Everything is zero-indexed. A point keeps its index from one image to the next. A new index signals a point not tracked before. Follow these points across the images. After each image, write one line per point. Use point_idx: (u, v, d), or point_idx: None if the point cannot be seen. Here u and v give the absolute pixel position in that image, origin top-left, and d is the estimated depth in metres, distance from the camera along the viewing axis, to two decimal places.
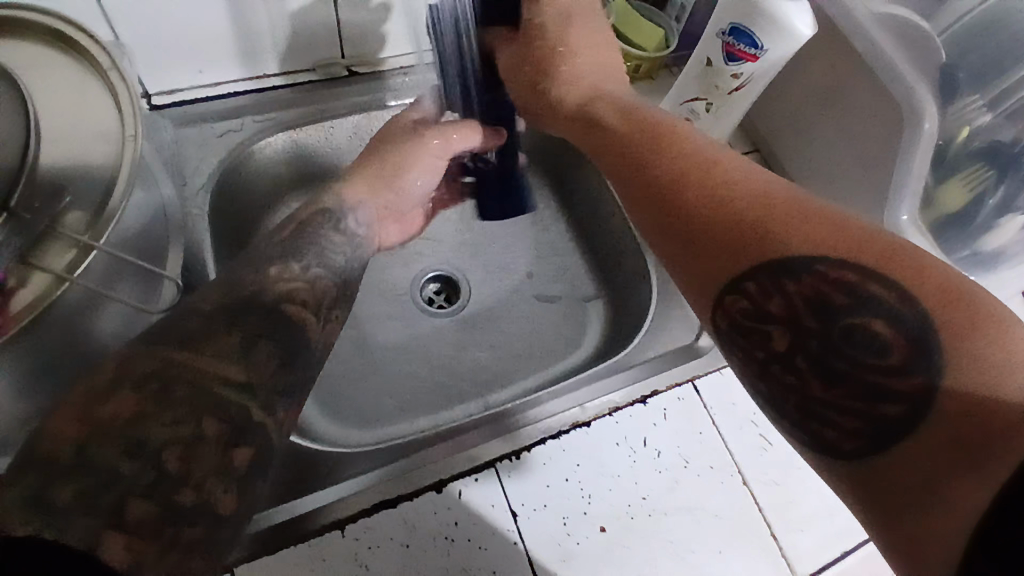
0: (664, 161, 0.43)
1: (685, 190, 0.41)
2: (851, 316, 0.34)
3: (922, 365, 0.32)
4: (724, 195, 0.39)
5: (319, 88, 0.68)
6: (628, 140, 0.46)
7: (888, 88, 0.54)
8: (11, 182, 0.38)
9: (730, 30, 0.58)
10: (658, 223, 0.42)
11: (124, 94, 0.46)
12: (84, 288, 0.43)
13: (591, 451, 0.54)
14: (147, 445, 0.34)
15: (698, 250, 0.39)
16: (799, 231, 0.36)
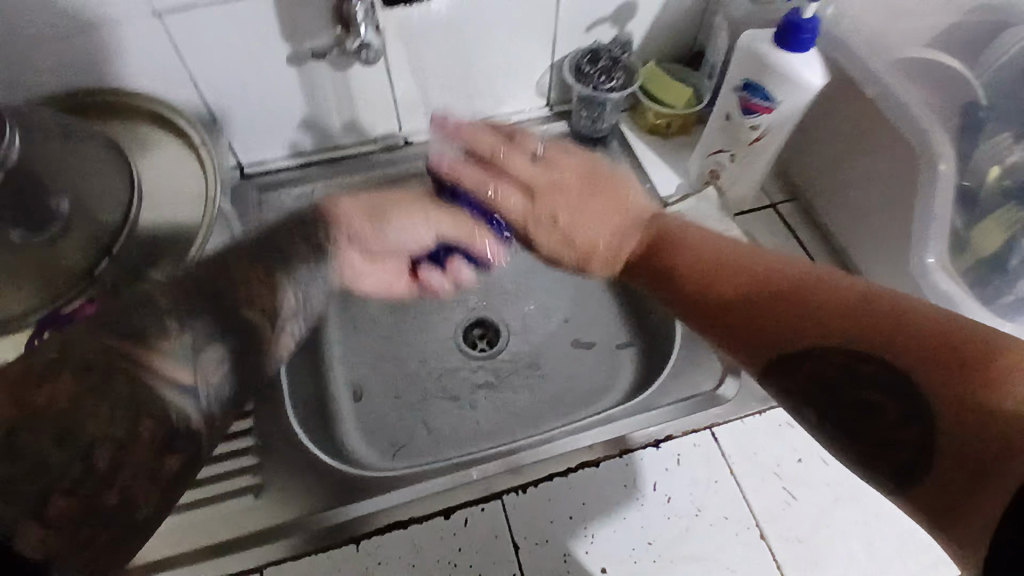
0: (698, 274, 0.48)
1: (760, 296, 0.45)
2: (849, 386, 0.40)
3: (919, 415, 0.36)
4: (755, 283, 0.45)
5: (380, 155, 0.78)
6: (694, 269, 0.49)
7: (901, 129, 0.54)
8: (114, 238, 0.52)
9: (743, 86, 0.60)
10: (735, 324, 0.46)
11: (211, 169, 0.59)
12: None
13: (598, 493, 0.55)
14: (79, 437, 0.36)
15: (772, 340, 0.43)
16: (822, 309, 0.42)
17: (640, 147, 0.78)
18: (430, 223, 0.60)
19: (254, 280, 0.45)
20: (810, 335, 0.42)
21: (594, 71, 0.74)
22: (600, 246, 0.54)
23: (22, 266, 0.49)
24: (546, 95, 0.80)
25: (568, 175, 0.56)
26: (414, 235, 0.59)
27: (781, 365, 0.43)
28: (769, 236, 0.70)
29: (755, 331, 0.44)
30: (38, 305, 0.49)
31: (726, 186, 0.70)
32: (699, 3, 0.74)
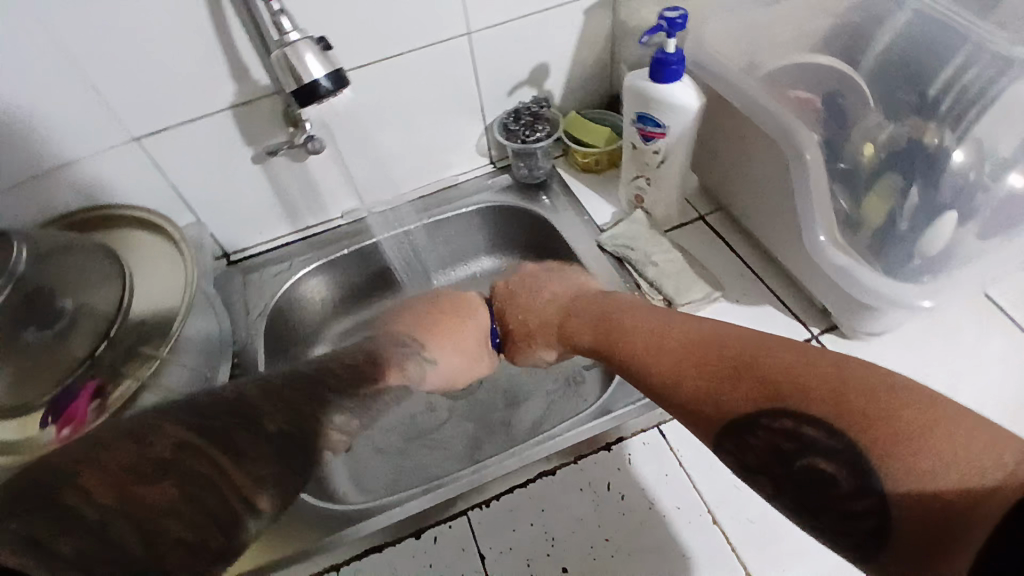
0: (651, 349, 0.47)
1: (710, 360, 0.42)
2: (803, 456, 0.37)
3: (871, 485, 0.34)
4: (709, 354, 0.43)
5: (349, 229, 0.88)
6: (650, 339, 0.48)
7: (770, 132, 0.62)
8: (110, 320, 0.62)
9: (637, 118, 0.69)
10: (686, 389, 0.43)
11: (190, 258, 0.69)
12: (155, 392, 0.63)
13: (554, 500, 0.59)
14: (165, 531, 0.34)
15: (722, 404, 0.41)
16: (771, 376, 0.39)
17: (577, 185, 0.86)
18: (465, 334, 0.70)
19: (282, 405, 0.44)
20: (759, 398, 0.39)
21: (519, 127, 0.84)
22: (537, 314, 0.66)
23: (35, 362, 0.57)
24: (487, 154, 0.90)
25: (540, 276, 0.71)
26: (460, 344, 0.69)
27: (734, 434, 0.40)
28: (699, 244, 0.76)
29: (705, 401, 0.42)
30: (49, 389, 0.58)
31: (650, 208, 0.77)
32: (603, 56, 0.84)
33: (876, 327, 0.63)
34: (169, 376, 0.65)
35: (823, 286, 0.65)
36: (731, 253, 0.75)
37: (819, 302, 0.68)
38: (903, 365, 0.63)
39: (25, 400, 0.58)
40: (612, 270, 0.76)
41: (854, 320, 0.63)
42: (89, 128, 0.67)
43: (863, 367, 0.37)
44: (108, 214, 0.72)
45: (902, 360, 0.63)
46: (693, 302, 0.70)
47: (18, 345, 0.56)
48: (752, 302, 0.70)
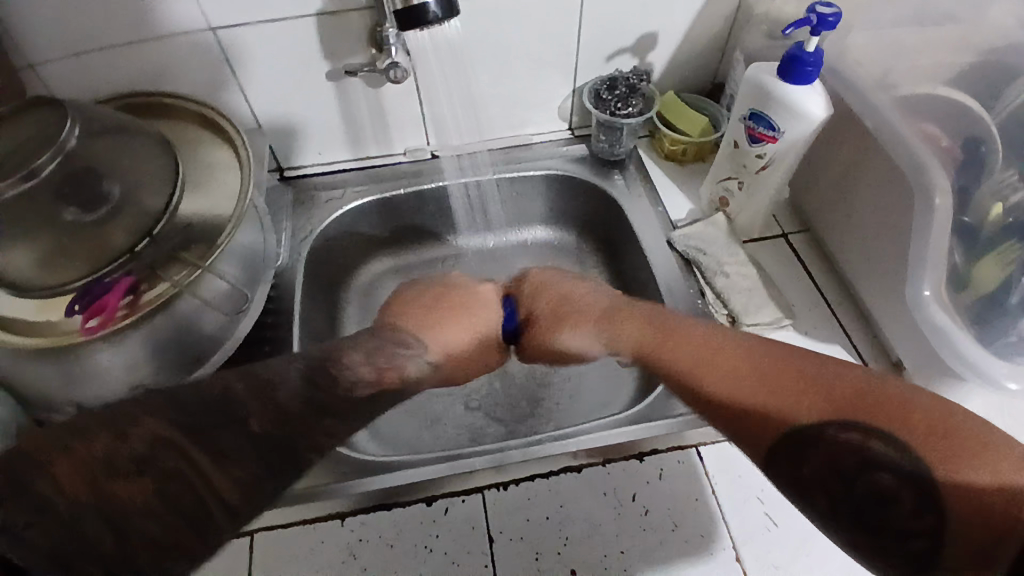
0: (719, 357, 0.47)
1: (783, 378, 0.43)
2: (863, 471, 0.37)
3: (928, 496, 0.35)
4: (759, 377, 0.44)
5: (409, 167, 0.84)
6: (719, 349, 0.48)
7: (900, 164, 0.57)
8: (159, 216, 0.58)
9: (749, 115, 0.63)
10: (755, 400, 0.43)
11: (247, 168, 0.66)
12: (193, 299, 0.62)
13: (574, 498, 0.56)
14: (127, 528, 0.35)
15: (790, 416, 0.41)
16: (817, 404, 0.40)
17: (656, 172, 0.81)
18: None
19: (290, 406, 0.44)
20: (830, 415, 0.40)
21: (612, 97, 0.77)
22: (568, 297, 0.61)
23: (73, 246, 0.54)
24: (568, 119, 0.84)
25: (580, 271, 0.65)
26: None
27: (796, 445, 0.40)
28: (776, 263, 0.71)
29: (777, 413, 0.42)
30: (80, 275, 0.55)
31: (734, 213, 0.72)
32: (720, 38, 0.77)
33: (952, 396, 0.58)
34: (206, 288, 0.63)
35: (907, 339, 0.59)
36: (809, 280, 0.70)
37: (895, 354, 0.62)
38: None
39: (50, 281, 0.55)
40: (678, 270, 0.71)
41: (929, 383, 0.58)
42: (170, 10, 0.63)
43: (923, 394, 0.40)
44: (168, 102, 0.69)
45: None
46: (759, 324, 0.65)
47: (56, 227, 0.54)
48: (821, 338, 0.65)
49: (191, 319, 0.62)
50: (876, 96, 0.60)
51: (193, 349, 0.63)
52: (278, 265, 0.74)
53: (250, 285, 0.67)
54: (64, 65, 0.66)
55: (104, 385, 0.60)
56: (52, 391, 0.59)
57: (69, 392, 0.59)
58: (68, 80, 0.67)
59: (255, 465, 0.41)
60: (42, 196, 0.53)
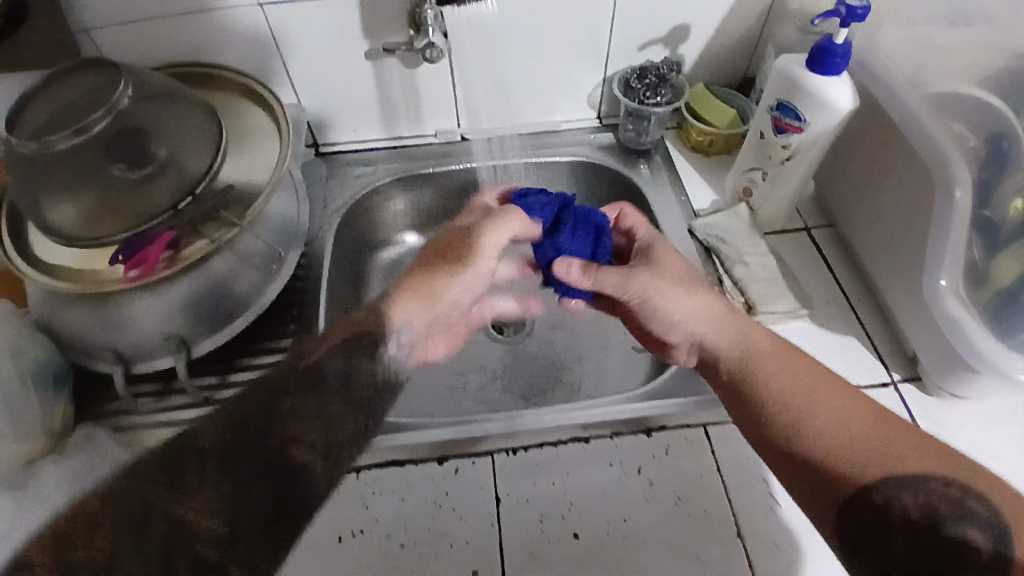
0: (827, 380, 0.49)
1: (884, 417, 0.47)
2: (950, 521, 0.42)
3: (1008, 556, 0.39)
4: (855, 425, 0.46)
5: (439, 148, 0.86)
6: (821, 372, 0.50)
7: (924, 156, 0.58)
8: (202, 177, 0.62)
9: (776, 106, 0.64)
10: (859, 428, 0.46)
11: (287, 139, 0.69)
12: (227, 259, 0.64)
13: (580, 467, 0.58)
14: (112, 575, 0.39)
15: (894, 452, 0.45)
16: (915, 459, 0.44)
17: (682, 162, 0.82)
18: (447, 338, 0.66)
19: (305, 414, 0.48)
20: (930, 464, 0.44)
21: (641, 86, 0.79)
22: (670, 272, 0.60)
23: (119, 200, 0.58)
24: (596, 108, 0.86)
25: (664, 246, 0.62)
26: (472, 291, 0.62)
27: (892, 479, 0.44)
28: (796, 255, 0.71)
29: (881, 445, 0.45)
30: (121, 229, 0.58)
31: (757, 205, 0.73)
32: (751, 32, 0.78)
33: (966, 392, 0.58)
34: (241, 248, 0.66)
35: (923, 333, 0.59)
36: (828, 273, 0.70)
37: (911, 350, 0.62)
38: (981, 441, 0.58)
39: (95, 233, 0.58)
40: (697, 257, 0.72)
41: (943, 377, 0.58)
42: None
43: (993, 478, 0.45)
44: (215, 74, 0.73)
45: (980, 433, 0.58)
46: (775, 313, 0.66)
47: (105, 180, 0.58)
48: (837, 330, 0.66)
49: (227, 277, 0.65)
50: (905, 91, 0.61)
51: (225, 305, 0.66)
52: (309, 234, 0.77)
53: (281, 251, 0.70)
54: (122, 32, 0.70)
55: (141, 334, 0.62)
56: (91, 338, 0.62)
57: (107, 338, 0.62)
58: (125, 47, 0.72)
59: (228, 487, 0.44)
60: (92, 150, 0.58)
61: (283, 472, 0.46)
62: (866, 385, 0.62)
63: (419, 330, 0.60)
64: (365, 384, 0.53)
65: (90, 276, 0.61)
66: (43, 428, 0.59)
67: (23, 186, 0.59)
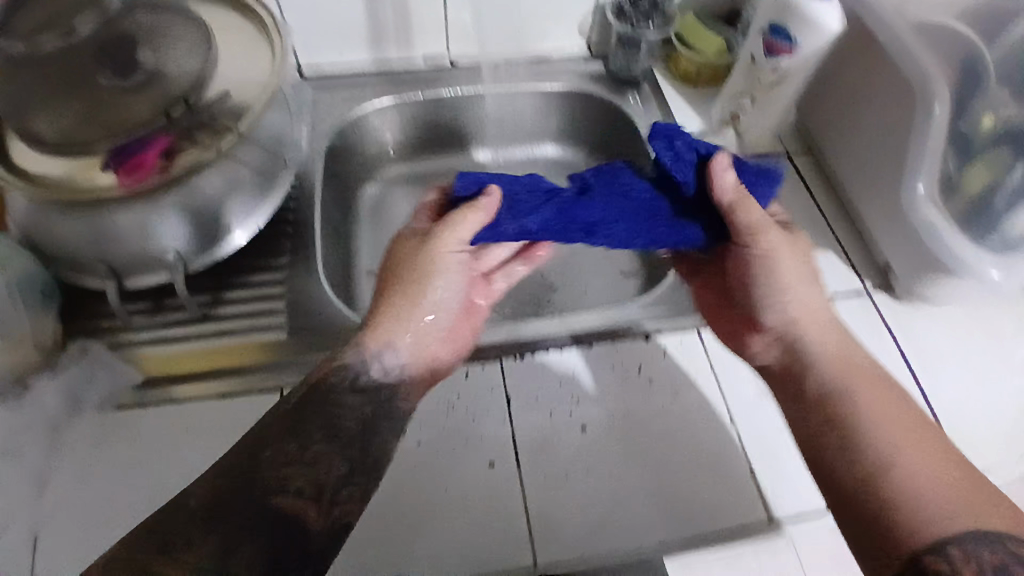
0: (913, 420, 0.48)
1: (963, 473, 0.45)
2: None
3: None
4: (933, 466, 0.45)
5: (428, 73, 0.85)
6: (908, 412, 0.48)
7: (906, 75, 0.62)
8: (193, 85, 0.60)
9: (769, 29, 0.66)
10: (936, 470, 0.45)
11: (280, 49, 0.66)
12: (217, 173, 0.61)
13: (584, 368, 0.61)
14: None
15: (968, 500, 0.43)
16: (989, 514, 0.43)
17: (669, 92, 0.83)
18: (441, 320, 0.58)
19: (285, 459, 0.47)
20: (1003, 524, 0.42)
21: (632, 12, 0.80)
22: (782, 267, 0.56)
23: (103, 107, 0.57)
24: (586, 37, 0.86)
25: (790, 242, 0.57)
26: (457, 285, 0.60)
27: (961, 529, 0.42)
28: (779, 179, 0.75)
29: (953, 492, 0.44)
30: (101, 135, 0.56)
31: (744, 130, 0.76)
32: None
33: (932, 293, 0.63)
34: (233, 163, 0.63)
35: (897, 244, 0.64)
36: (808, 195, 0.74)
37: (881, 261, 0.68)
38: (945, 341, 0.63)
39: (77, 138, 0.56)
40: None
41: (914, 283, 0.64)
42: None
43: None
44: None
45: (940, 332, 0.64)
46: None
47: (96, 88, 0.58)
48: (816, 245, 0.70)
49: (219, 192, 0.62)
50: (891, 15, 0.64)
51: (215, 221, 0.63)
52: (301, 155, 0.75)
53: (275, 169, 0.67)
54: None
55: (131, 248, 0.60)
56: (78, 252, 0.59)
57: (97, 252, 0.59)
58: None
59: (217, 541, 0.43)
60: None
61: (270, 525, 0.45)
62: (844, 293, 0.66)
63: (408, 350, 0.56)
64: (348, 418, 0.51)
65: (66, 184, 0.56)
66: (35, 341, 0.58)
67: (13, 92, 0.57)
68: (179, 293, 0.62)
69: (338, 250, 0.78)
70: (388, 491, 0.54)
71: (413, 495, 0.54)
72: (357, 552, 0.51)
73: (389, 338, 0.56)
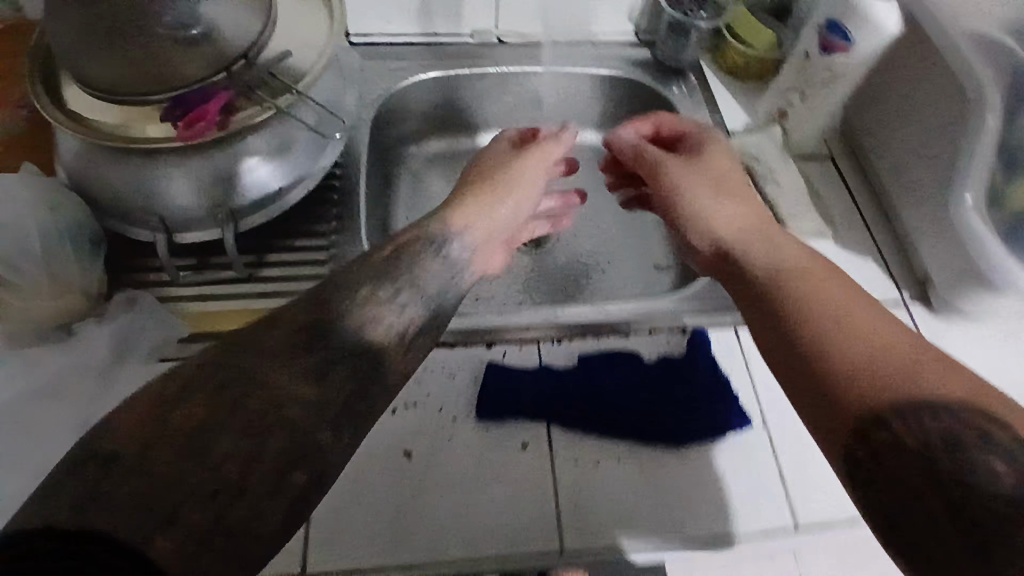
0: (823, 286, 0.46)
1: (897, 344, 0.42)
2: (974, 455, 0.36)
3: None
4: (879, 342, 0.41)
5: (473, 49, 0.84)
6: (816, 271, 0.48)
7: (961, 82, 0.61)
8: (255, 43, 0.60)
9: (826, 24, 0.66)
10: (873, 345, 0.41)
11: (338, 16, 0.65)
12: (269, 131, 0.61)
13: (619, 358, 0.60)
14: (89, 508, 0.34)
15: (889, 350, 0.41)
16: (936, 374, 0.40)
17: (717, 83, 0.82)
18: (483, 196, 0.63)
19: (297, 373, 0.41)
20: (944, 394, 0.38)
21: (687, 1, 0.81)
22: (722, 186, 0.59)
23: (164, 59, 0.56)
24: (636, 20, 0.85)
25: (718, 152, 0.63)
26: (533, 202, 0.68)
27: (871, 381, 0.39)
28: (823, 180, 0.74)
29: (876, 348, 0.41)
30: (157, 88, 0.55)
31: (791, 127, 0.75)
32: None
33: (970, 307, 0.64)
34: (286, 121, 0.62)
35: (940, 254, 0.64)
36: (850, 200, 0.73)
37: (921, 272, 0.67)
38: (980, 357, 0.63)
39: (136, 88, 0.55)
40: None
41: (954, 294, 0.63)
42: None
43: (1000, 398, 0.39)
44: None
45: (974, 348, 0.64)
46: (802, 231, 0.69)
47: (150, 37, 0.57)
48: (855, 251, 0.70)
49: (273, 150, 0.63)
50: None
51: (273, 177, 0.63)
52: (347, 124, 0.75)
53: (326, 134, 0.67)
54: None
55: (185, 203, 0.60)
56: (130, 202, 0.60)
57: (150, 203, 0.60)
58: None
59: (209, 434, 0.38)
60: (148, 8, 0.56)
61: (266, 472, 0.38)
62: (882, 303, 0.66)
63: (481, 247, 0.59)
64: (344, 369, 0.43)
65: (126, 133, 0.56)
66: (82, 288, 0.58)
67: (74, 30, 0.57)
68: (228, 251, 0.62)
69: (376, 223, 0.78)
70: (423, 465, 0.54)
71: (446, 470, 0.54)
72: (389, 520, 0.52)
73: (465, 228, 0.58)
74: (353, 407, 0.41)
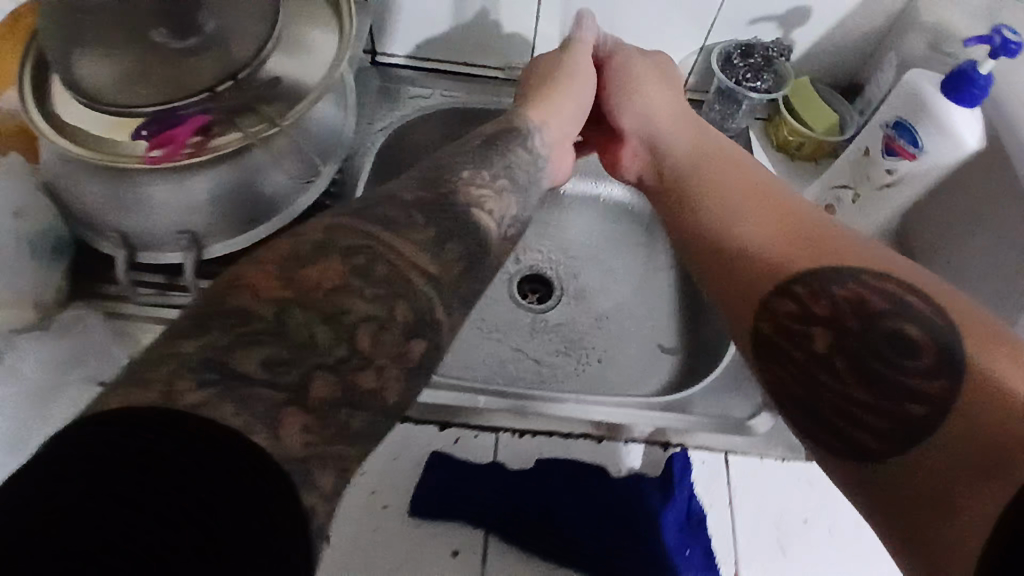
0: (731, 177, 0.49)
1: (791, 215, 0.43)
2: (888, 322, 0.34)
3: (952, 373, 0.31)
4: (758, 224, 0.43)
5: (502, 84, 0.78)
6: (734, 177, 0.49)
7: None
8: (248, 63, 0.53)
9: (894, 123, 0.57)
10: (763, 220, 0.43)
11: (350, 41, 0.59)
12: (251, 157, 0.57)
13: (583, 467, 0.54)
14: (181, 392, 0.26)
15: (786, 242, 0.40)
16: (827, 252, 0.38)
17: (763, 158, 0.73)
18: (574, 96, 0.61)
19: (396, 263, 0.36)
20: (804, 256, 0.38)
21: (742, 65, 0.70)
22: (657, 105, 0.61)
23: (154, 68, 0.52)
24: (685, 77, 0.76)
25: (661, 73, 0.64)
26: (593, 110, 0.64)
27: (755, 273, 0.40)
28: None
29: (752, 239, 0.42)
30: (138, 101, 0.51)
31: None
32: (875, 35, 0.69)
33: None
34: (276, 145, 0.58)
35: None
36: None
37: None
38: None
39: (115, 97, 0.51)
40: None
41: None
42: None
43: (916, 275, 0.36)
44: None
45: None
46: None
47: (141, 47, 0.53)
48: None
49: (255, 177, 0.58)
50: None
51: (261, 199, 0.59)
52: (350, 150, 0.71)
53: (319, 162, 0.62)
54: None
55: (156, 221, 0.57)
56: (102, 212, 0.57)
57: (117, 217, 0.56)
58: None
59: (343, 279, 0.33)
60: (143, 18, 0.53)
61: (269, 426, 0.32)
62: None
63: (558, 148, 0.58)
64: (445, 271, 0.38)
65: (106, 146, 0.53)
66: (35, 301, 0.56)
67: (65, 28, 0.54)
68: (187, 281, 0.58)
69: None
70: (344, 554, 0.49)
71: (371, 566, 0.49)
72: None
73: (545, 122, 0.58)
74: (471, 286, 0.38)
